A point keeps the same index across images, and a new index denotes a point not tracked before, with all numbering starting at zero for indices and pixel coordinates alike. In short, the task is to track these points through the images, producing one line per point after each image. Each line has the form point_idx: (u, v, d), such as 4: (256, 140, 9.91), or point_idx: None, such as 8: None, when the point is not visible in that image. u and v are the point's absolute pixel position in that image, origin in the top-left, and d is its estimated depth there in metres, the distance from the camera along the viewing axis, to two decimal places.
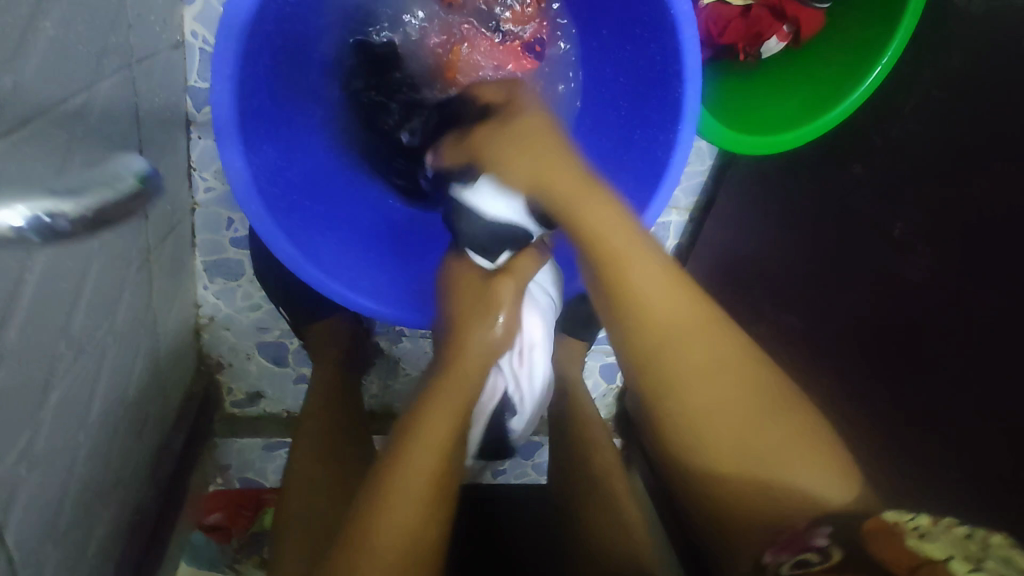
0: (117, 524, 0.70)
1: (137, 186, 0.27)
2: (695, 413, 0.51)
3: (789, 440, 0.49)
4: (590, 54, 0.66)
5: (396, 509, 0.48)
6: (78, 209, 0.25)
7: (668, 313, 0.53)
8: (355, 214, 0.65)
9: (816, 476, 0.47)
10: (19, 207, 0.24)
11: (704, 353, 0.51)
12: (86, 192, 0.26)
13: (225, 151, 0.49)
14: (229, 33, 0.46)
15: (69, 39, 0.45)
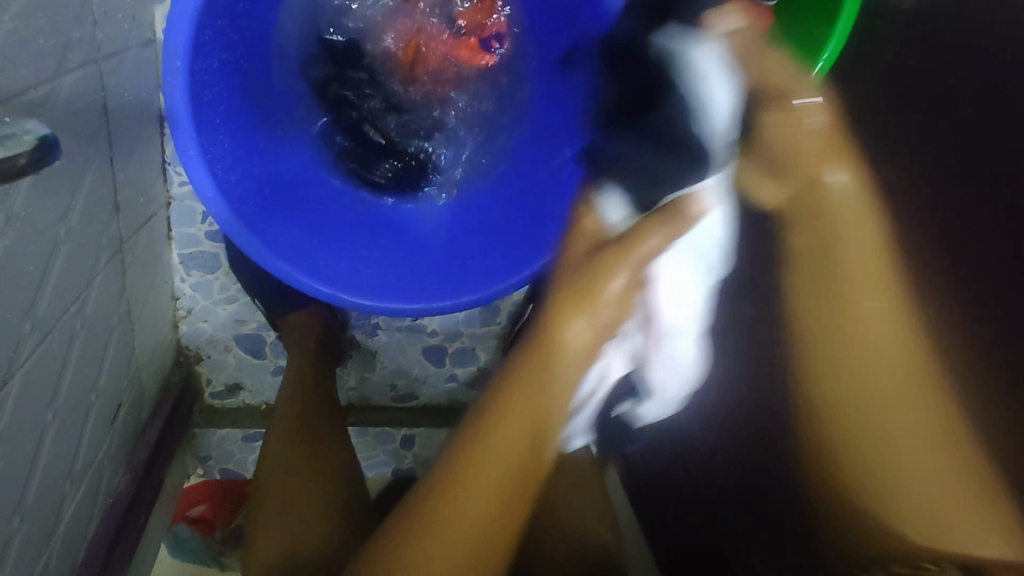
0: (89, 506, 0.72)
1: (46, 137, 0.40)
2: (883, 446, 0.61)
3: (951, 485, 0.58)
4: (542, 49, 0.69)
5: (462, 513, 0.51)
6: None
7: (871, 370, 0.62)
8: (372, 217, 0.70)
9: (975, 528, 0.56)
10: None
11: (909, 406, 0.61)
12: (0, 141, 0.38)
13: (181, 141, 0.52)
14: (178, 26, 0.49)
15: (30, 31, 0.48)
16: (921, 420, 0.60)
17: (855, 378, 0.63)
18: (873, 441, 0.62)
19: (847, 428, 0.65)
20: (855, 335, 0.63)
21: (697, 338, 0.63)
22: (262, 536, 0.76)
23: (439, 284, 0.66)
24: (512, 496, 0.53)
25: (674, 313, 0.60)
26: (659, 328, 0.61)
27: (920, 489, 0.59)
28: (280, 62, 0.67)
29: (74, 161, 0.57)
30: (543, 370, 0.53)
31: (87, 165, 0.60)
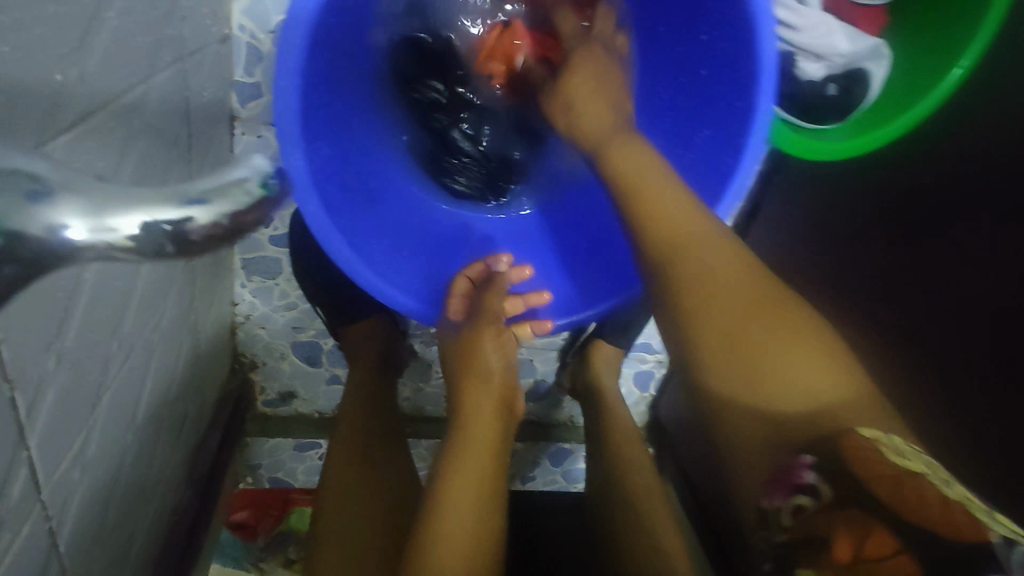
0: (155, 525, 0.69)
1: (267, 190, 0.23)
2: (711, 304, 0.48)
3: (825, 377, 0.44)
4: (646, 51, 0.64)
5: (456, 523, 0.49)
6: (200, 217, 0.21)
7: (699, 256, 0.49)
8: (416, 221, 0.64)
9: (870, 420, 0.42)
10: (134, 216, 0.21)
11: (755, 298, 0.47)
12: (206, 196, 0.21)
13: (288, 153, 0.47)
14: (297, 24, 0.44)
15: (129, 29, 0.44)
16: (790, 331, 0.46)
17: (690, 263, 0.49)
18: (721, 323, 0.47)
19: (767, 366, 0.45)
20: (658, 206, 0.52)
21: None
22: (328, 555, 0.70)
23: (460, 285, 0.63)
24: (493, 485, 0.53)
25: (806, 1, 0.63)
26: None
27: (777, 396, 0.45)
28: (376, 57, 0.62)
29: (161, 168, 0.54)
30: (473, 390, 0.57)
31: (171, 171, 0.56)
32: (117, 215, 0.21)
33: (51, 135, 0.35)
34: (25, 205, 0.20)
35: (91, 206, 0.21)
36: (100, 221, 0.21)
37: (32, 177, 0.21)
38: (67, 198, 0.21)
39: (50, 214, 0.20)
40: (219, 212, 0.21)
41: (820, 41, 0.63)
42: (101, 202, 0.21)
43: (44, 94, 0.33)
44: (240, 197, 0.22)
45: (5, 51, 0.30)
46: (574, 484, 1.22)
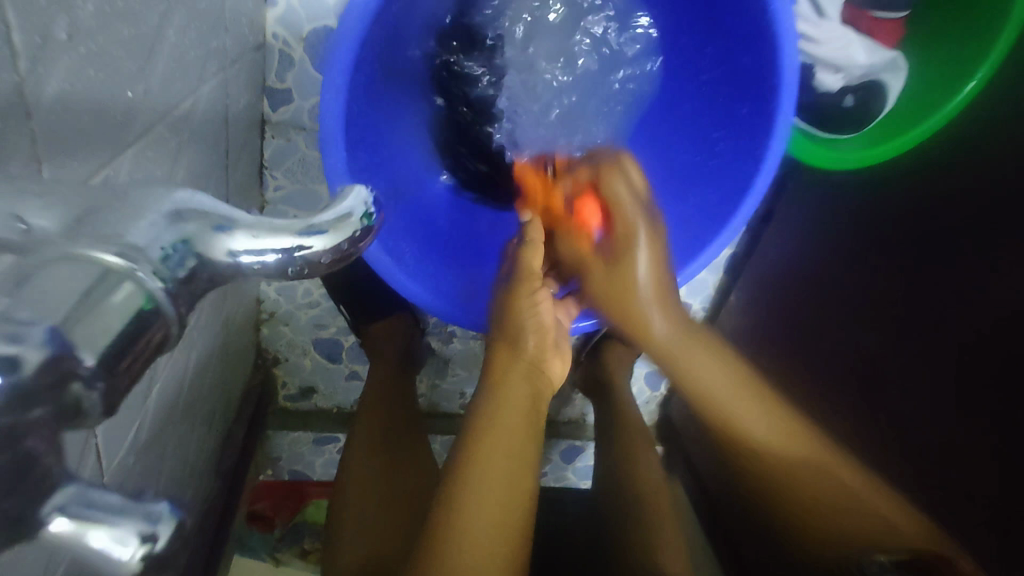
0: (187, 513, 0.72)
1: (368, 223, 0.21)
2: (702, 386, 0.58)
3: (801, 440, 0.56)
4: (670, 64, 0.66)
5: (483, 500, 0.51)
6: (318, 247, 0.19)
7: (660, 325, 0.57)
8: (441, 224, 0.67)
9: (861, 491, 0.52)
10: (275, 249, 0.19)
11: (740, 375, 0.58)
12: (324, 226, 0.20)
13: (331, 164, 0.50)
14: (341, 42, 0.48)
15: (184, 44, 0.46)
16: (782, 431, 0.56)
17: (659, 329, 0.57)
18: (717, 409, 0.57)
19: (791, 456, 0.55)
20: (638, 308, 0.57)
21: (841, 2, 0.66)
22: (348, 535, 0.74)
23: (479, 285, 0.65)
24: (520, 463, 0.54)
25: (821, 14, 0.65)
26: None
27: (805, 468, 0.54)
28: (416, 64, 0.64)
29: (204, 172, 0.57)
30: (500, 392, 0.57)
31: (211, 176, 0.59)
32: (267, 244, 0.19)
33: (121, 147, 0.37)
34: (215, 237, 0.18)
35: (186, 232, 0.18)
36: (257, 251, 0.19)
37: (219, 212, 0.19)
38: (168, 222, 0.18)
39: (133, 240, 0.18)
40: (336, 241, 0.19)
41: (839, 52, 0.65)
42: (203, 227, 0.19)
43: (117, 110, 0.36)
44: (352, 224, 0.20)
45: (91, 73, 0.33)
46: (584, 481, 1.24)
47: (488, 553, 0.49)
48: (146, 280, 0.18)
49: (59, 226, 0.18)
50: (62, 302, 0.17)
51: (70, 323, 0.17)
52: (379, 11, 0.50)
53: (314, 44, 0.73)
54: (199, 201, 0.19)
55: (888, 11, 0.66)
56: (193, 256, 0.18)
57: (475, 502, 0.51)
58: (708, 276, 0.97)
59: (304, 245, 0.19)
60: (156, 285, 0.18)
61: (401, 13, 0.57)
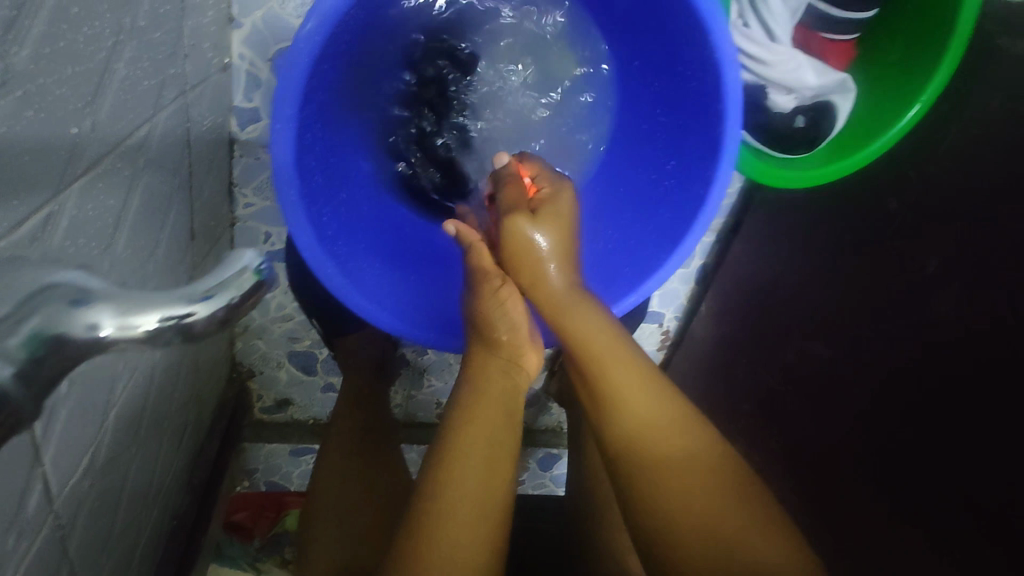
0: (155, 528, 0.73)
1: (262, 277, 0.22)
2: (587, 352, 0.57)
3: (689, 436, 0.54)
4: (626, 88, 0.68)
5: (457, 492, 0.52)
6: (201, 311, 0.21)
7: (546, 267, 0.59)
8: (401, 243, 0.68)
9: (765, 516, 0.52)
10: (158, 314, 0.21)
11: (625, 359, 0.56)
12: (209, 292, 0.21)
13: (284, 192, 0.51)
14: (290, 73, 0.48)
15: (136, 75, 0.47)
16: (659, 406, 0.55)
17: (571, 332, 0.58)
18: (612, 401, 0.56)
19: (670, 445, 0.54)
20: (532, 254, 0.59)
21: (790, 22, 0.67)
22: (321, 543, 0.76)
23: (438, 303, 0.66)
24: (498, 459, 0.55)
25: (775, 33, 0.67)
26: (756, 8, 0.66)
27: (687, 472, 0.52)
28: (377, 85, 0.65)
29: (163, 198, 0.57)
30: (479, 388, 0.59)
31: (173, 199, 0.60)
32: (136, 315, 0.21)
33: (65, 182, 0.38)
34: (68, 314, 0.21)
35: (35, 320, 0.20)
36: (123, 321, 0.21)
37: (75, 289, 0.22)
38: (22, 310, 0.21)
39: None
40: (213, 308, 0.21)
41: (791, 75, 0.67)
42: (57, 309, 0.21)
43: (60, 146, 0.37)
44: (235, 288, 0.21)
45: (30, 114, 0.33)
46: (561, 488, 1.25)
47: (468, 543, 0.50)
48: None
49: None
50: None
51: None
52: (329, 39, 0.50)
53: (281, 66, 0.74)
54: (74, 282, 0.22)
55: (841, 34, 0.69)
56: (52, 337, 0.20)
57: (457, 494, 0.52)
58: (680, 286, 0.98)
59: (190, 314, 0.21)
60: (7, 368, 0.20)
61: (358, 39, 0.57)
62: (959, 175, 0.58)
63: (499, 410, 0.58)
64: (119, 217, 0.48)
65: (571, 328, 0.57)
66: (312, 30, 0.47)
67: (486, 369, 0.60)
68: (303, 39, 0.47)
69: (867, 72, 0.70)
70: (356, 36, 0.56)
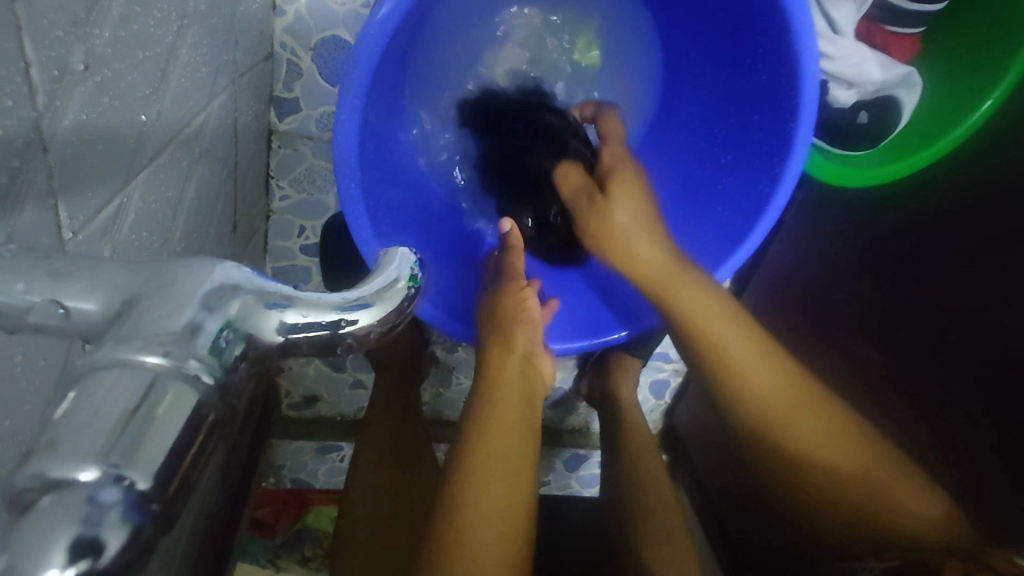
0: (193, 527, 0.72)
1: (417, 284, 0.20)
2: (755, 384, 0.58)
3: (873, 450, 0.55)
4: (680, 80, 0.66)
5: (488, 496, 0.49)
6: (365, 320, 0.18)
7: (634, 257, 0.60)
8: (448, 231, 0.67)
9: (908, 493, 0.52)
10: (313, 318, 0.18)
11: (787, 398, 0.57)
12: (370, 297, 0.19)
13: (344, 184, 0.50)
14: (357, 62, 0.46)
15: (196, 62, 0.45)
16: (824, 423, 0.56)
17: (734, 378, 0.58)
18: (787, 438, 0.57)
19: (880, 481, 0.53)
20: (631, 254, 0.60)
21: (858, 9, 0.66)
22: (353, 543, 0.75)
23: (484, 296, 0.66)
24: (519, 453, 0.53)
25: (841, 23, 0.65)
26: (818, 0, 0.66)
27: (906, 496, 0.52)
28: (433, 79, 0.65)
29: (212, 191, 0.56)
30: (498, 386, 0.57)
31: (220, 191, 0.58)
32: (307, 316, 0.18)
33: (134, 172, 0.37)
34: (262, 314, 0.18)
35: (230, 311, 0.17)
36: (300, 324, 0.18)
37: (259, 284, 0.18)
38: (210, 310, 0.17)
39: (179, 335, 0.16)
40: (381, 316, 0.18)
41: (854, 69, 0.66)
42: (249, 307, 0.18)
43: (129, 135, 0.35)
44: (398, 293, 0.19)
45: (106, 100, 0.32)
46: (587, 489, 1.24)
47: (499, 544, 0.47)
48: (195, 377, 0.16)
49: (104, 312, 0.17)
50: (104, 418, 0.15)
51: (122, 443, 0.15)
52: (398, 28, 0.49)
53: (324, 55, 0.72)
54: (247, 269, 0.19)
55: (906, 27, 0.68)
56: (244, 340, 0.17)
57: (479, 484, 0.49)
58: None
59: (347, 321, 0.18)
60: (206, 379, 0.16)
61: (420, 29, 0.56)
62: None
63: (517, 403, 0.56)
64: (177, 209, 0.46)
65: (716, 336, 0.58)
66: (384, 17, 0.46)
67: (501, 360, 0.59)
68: (373, 27, 0.46)
69: (921, 60, 0.70)
70: (419, 25, 0.55)
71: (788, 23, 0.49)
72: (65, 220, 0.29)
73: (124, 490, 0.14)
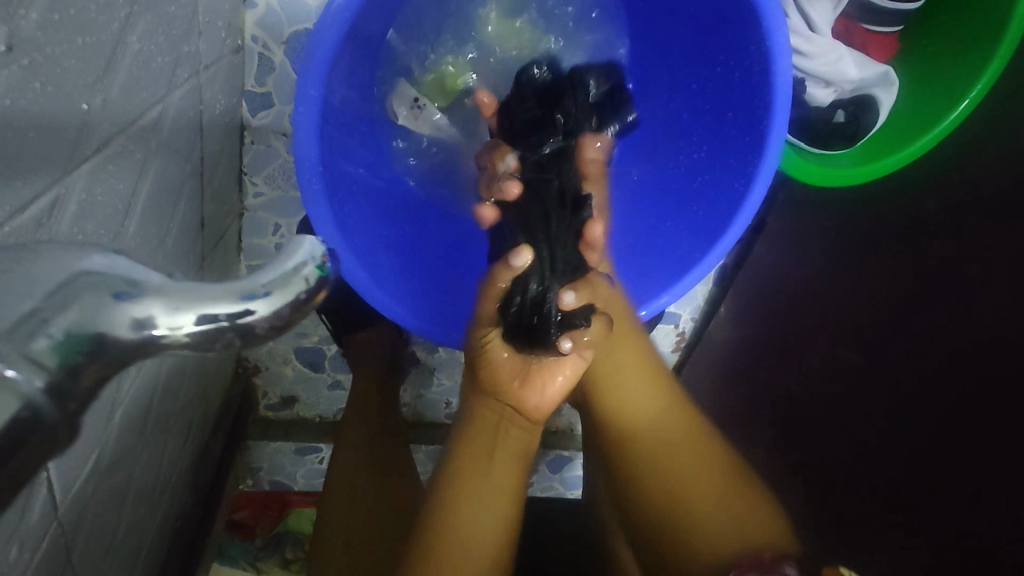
0: (158, 531, 0.70)
1: (323, 272, 0.21)
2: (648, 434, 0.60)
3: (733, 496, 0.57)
4: (658, 76, 0.65)
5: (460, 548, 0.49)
6: (261, 310, 0.20)
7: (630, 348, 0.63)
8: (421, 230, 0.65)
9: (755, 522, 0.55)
10: (196, 313, 0.19)
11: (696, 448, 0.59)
12: (264, 288, 0.20)
13: (305, 178, 0.48)
14: (316, 52, 0.45)
15: (150, 51, 0.44)
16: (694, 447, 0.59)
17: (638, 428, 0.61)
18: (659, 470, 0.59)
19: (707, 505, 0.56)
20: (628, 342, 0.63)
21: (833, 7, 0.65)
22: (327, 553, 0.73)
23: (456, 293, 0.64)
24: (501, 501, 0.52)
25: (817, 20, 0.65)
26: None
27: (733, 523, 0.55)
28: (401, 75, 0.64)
29: (173, 187, 0.54)
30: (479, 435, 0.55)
31: (184, 186, 0.57)
32: (185, 312, 0.19)
33: (74, 165, 0.35)
34: (114, 307, 0.19)
35: (70, 314, 0.18)
36: (173, 321, 0.19)
37: (122, 281, 0.20)
38: (57, 306, 0.18)
39: (14, 326, 0.18)
40: (273, 306, 0.20)
41: (831, 67, 0.65)
42: (98, 301, 0.19)
43: (67, 125, 0.34)
44: (295, 285, 0.20)
45: (38, 86, 0.30)
46: (572, 490, 1.23)
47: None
48: (20, 381, 0.17)
49: None
50: None
51: None
52: (359, 18, 0.47)
53: (296, 49, 0.70)
54: (108, 267, 0.20)
55: (882, 26, 0.68)
56: (90, 338, 0.19)
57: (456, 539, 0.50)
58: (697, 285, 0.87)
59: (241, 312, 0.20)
60: (34, 383, 0.17)
61: (383, 21, 0.54)
62: (999, 172, 0.55)
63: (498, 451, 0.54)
64: (129, 204, 0.45)
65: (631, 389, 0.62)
66: (342, 6, 0.45)
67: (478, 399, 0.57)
68: (332, 18, 0.45)
69: (898, 61, 0.70)
70: (383, 17, 0.53)
71: (759, 18, 0.49)
72: None
73: None
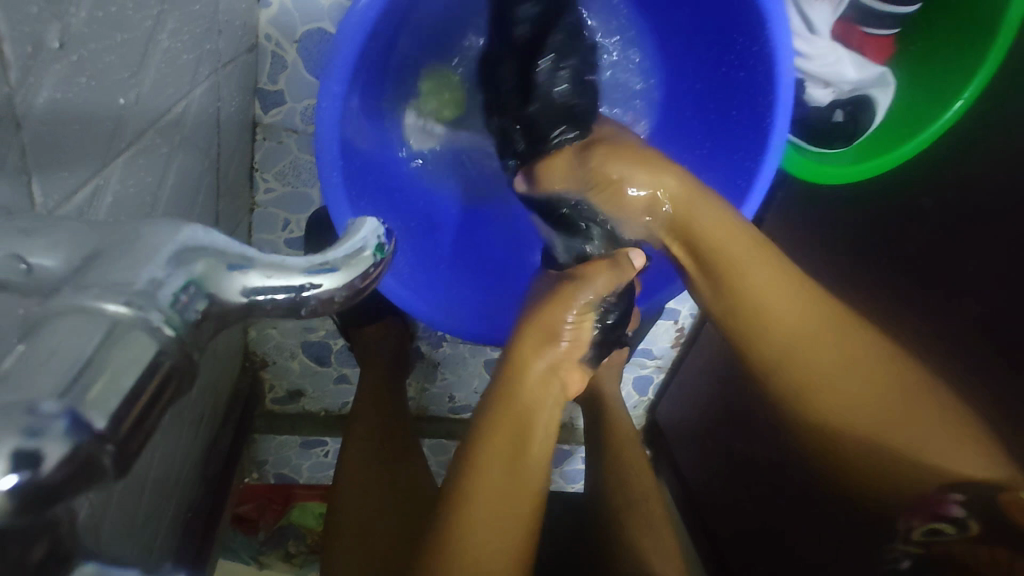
0: (172, 520, 0.72)
1: (381, 254, 0.21)
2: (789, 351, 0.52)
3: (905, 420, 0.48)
4: (664, 76, 0.67)
5: (484, 534, 0.47)
6: (330, 285, 0.20)
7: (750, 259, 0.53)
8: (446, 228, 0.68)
9: (951, 449, 0.46)
10: (284, 283, 0.20)
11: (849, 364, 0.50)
12: (337, 263, 0.20)
13: (326, 172, 0.50)
14: (338, 50, 0.47)
15: (176, 48, 0.45)
16: (854, 364, 0.50)
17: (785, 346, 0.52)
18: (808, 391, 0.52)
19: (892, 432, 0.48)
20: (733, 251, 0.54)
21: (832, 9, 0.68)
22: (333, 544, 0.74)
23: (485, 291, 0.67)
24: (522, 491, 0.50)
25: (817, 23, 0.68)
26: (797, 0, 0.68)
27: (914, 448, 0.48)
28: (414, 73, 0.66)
29: (194, 180, 0.56)
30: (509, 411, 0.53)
31: (202, 180, 0.58)
32: (279, 276, 0.20)
33: (110, 156, 0.37)
34: (227, 274, 0.19)
35: (194, 271, 0.19)
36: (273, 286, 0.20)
37: (227, 247, 0.20)
38: (174, 266, 0.19)
39: (142, 287, 0.18)
40: (348, 279, 0.20)
41: (829, 69, 0.68)
42: (215, 267, 0.19)
43: (106, 118, 0.35)
44: (365, 262, 0.21)
45: (83, 80, 0.32)
46: (572, 484, 1.24)
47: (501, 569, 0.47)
48: (154, 326, 0.18)
49: (65, 268, 0.19)
50: (60, 358, 0.17)
51: (73, 389, 0.17)
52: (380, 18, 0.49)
53: (309, 48, 0.72)
54: (207, 237, 0.20)
55: (880, 28, 0.70)
56: (205, 295, 0.19)
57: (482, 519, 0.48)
58: None
59: (312, 284, 0.20)
60: (166, 331, 0.18)
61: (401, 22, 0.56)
62: (990, 170, 0.57)
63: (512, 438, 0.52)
64: (156, 195, 0.46)
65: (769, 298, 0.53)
66: (365, 7, 0.46)
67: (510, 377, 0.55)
68: (354, 17, 0.46)
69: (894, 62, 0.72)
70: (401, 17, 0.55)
71: (764, 20, 0.51)
72: (39, 197, 0.29)
73: (83, 426, 0.16)
